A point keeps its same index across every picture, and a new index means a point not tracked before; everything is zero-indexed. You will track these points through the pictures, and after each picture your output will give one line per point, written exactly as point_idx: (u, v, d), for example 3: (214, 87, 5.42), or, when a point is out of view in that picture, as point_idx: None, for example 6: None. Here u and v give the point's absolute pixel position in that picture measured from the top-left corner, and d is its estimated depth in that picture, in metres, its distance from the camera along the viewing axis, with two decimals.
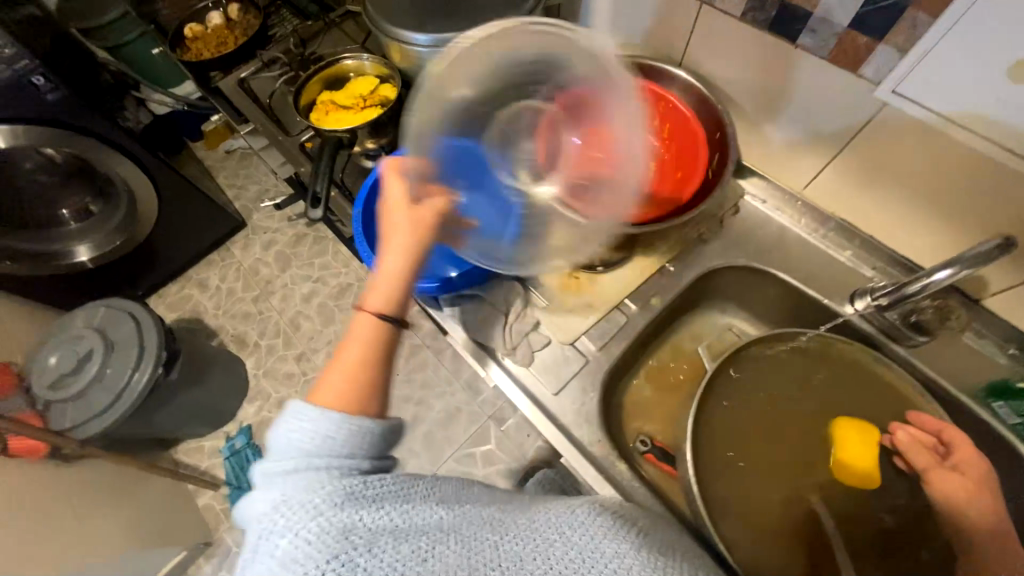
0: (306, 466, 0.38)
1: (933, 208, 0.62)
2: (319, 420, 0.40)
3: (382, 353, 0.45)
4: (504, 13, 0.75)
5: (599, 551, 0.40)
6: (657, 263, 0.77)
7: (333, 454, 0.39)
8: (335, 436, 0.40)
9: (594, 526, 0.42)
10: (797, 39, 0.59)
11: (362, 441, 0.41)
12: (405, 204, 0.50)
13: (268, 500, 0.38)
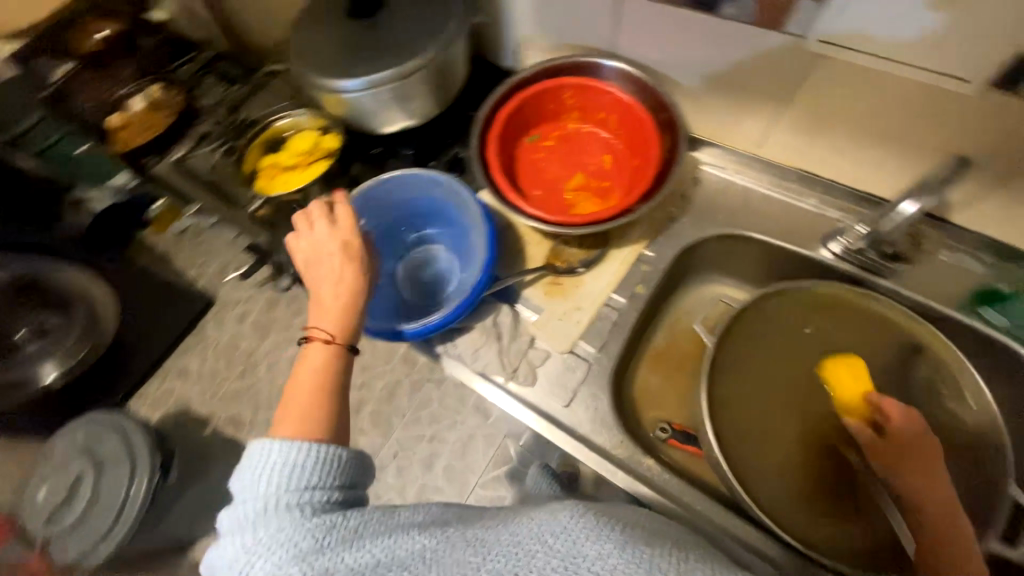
0: (274, 508, 0.42)
1: (884, 141, 0.63)
2: (278, 463, 0.45)
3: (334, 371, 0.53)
4: (429, 41, 0.74)
5: (581, 553, 0.39)
6: (632, 253, 0.78)
7: (301, 489, 0.43)
8: (295, 469, 0.44)
9: (577, 527, 0.41)
10: (720, 11, 0.60)
11: (319, 465, 0.45)
12: (338, 232, 0.59)
13: (240, 542, 0.42)
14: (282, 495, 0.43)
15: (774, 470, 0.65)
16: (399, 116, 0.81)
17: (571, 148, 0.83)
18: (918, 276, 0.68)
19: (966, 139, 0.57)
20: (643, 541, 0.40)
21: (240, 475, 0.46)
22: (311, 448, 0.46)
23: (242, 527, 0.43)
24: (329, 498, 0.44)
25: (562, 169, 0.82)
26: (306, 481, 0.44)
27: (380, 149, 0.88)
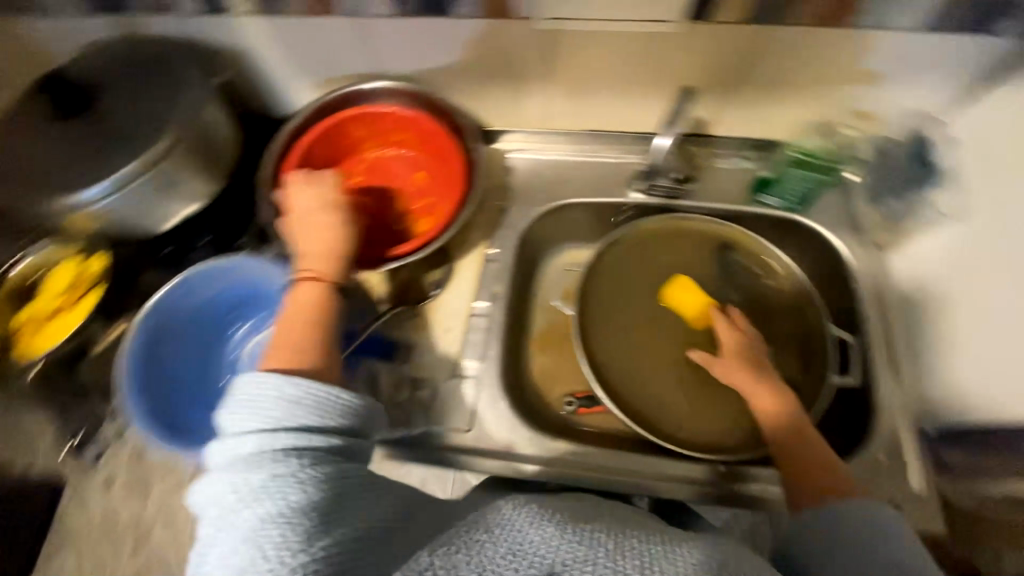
0: (270, 454, 0.44)
1: (637, 89, 0.70)
2: (280, 400, 0.46)
3: (316, 316, 0.56)
4: (174, 118, 0.66)
5: (526, 540, 0.40)
6: (477, 258, 0.79)
7: (297, 433, 0.45)
8: (296, 410, 0.46)
9: (518, 517, 0.42)
10: (452, 11, 0.62)
11: (313, 412, 0.47)
12: (306, 181, 0.65)
13: (232, 478, 0.43)
14: (281, 441, 0.44)
15: (669, 398, 0.72)
16: (173, 206, 0.71)
17: (380, 177, 0.79)
18: (708, 186, 0.78)
19: (689, 68, 0.66)
20: (573, 517, 0.42)
21: (232, 410, 0.47)
22: (308, 391, 0.47)
23: (239, 465, 0.44)
24: (320, 453, 0.45)
25: (379, 200, 0.78)
26: (301, 428, 0.46)
27: (171, 249, 0.75)
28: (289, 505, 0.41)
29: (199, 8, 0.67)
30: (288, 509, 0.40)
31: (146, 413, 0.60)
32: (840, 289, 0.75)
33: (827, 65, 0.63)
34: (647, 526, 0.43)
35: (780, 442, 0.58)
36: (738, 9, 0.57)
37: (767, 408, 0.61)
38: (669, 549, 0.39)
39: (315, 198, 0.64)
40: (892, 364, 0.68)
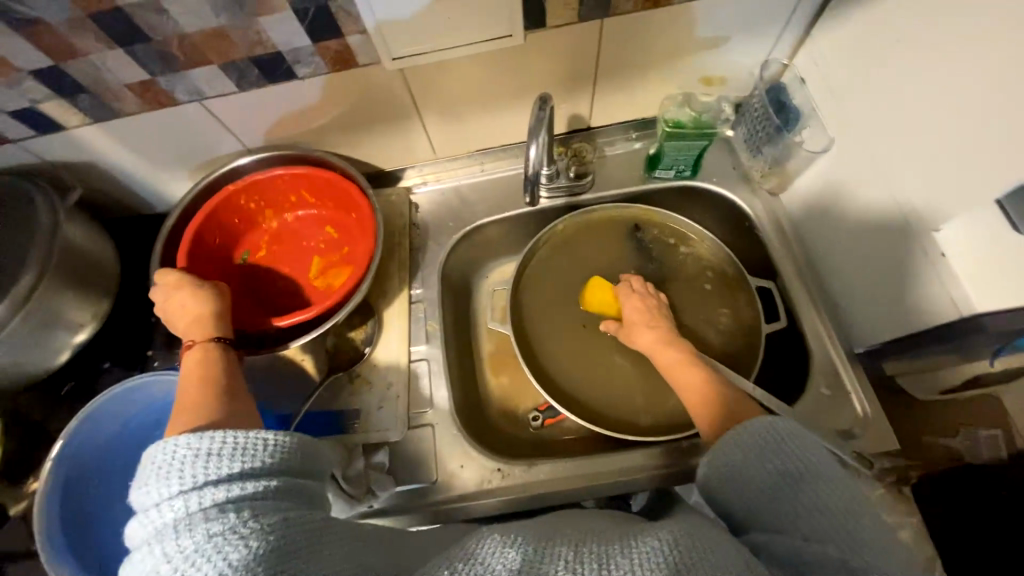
0: (197, 514, 0.38)
1: (508, 102, 0.71)
2: (190, 454, 0.40)
3: (203, 379, 0.52)
4: (30, 252, 0.61)
5: (489, 570, 0.37)
6: (403, 302, 0.75)
7: (230, 481, 0.40)
8: (213, 463, 0.40)
9: (483, 550, 0.39)
10: (296, 74, 0.61)
11: (252, 459, 0.42)
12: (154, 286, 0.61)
13: (160, 551, 0.36)
14: (204, 500, 0.38)
15: (620, 387, 0.72)
16: (61, 339, 0.66)
17: (291, 239, 0.77)
18: (606, 175, 0.80)
19: (549, 72, 0.67)
20: (538, 537, 0.40)
21: (140, 485, 0.40)
22: (226, 441, 0.41)
23: (159, 544, 0.37)
24: (260, 501, 0.40)
25: (296, 262, 0.76)
26: (234, 477, 0.40)
27: (72, 385, 0.71)
28: (229, 564, 0.35)
29: (27, 132, 0.62)
30: (228, 569, 0.34)
31: (84, 567, 0.56)
32: (751, 240, 0.78)
33: (671, 43, 0.65)
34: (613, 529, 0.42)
35: (687, 389, 0.57)
36: (568, 10, 0.58)
37: (670, 361, 0.61)
38: (631, 545, 0.38)
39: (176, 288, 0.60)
40: (811, 298, 0.71)
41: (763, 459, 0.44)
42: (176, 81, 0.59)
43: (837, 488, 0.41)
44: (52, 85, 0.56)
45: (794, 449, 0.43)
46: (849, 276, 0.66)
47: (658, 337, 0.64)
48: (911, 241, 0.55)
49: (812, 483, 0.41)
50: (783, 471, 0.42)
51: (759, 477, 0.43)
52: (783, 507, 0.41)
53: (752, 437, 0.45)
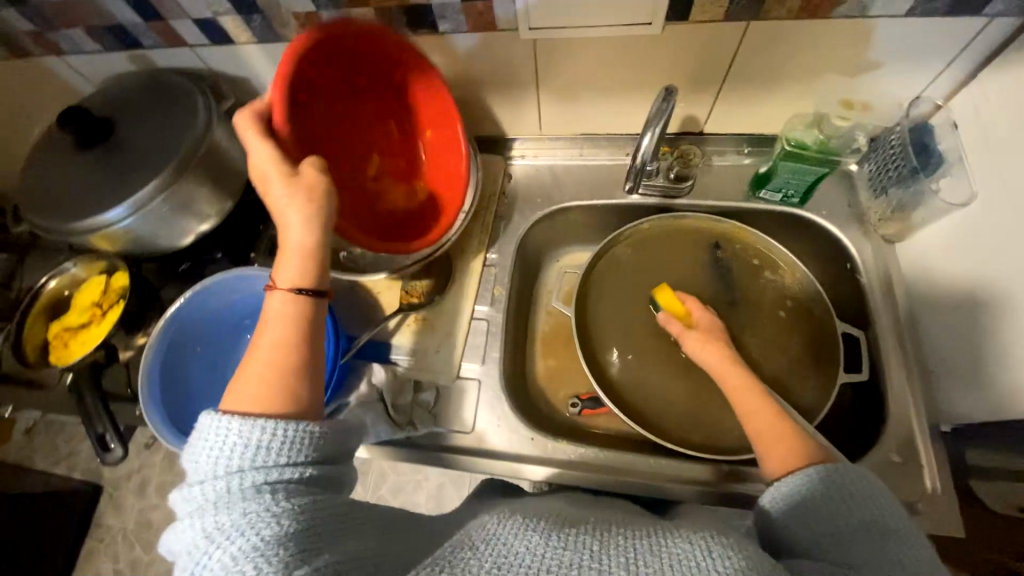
0: (237, 490, 0.40)
1: (626, 91, 0.71)
2: (241, 429, 0.41)
3: (298, 337, 0.47)
4: (184, 144, 0.71)
5: (513, 552, 0.39)
6: (478, 263, 0.78)
7: (268, 465, 0.41)
8: (259, 448, 0.41)
9: (505, 533, 0.41)
10: (438, 28, 0.65)
11: (290, 442, 0.42)
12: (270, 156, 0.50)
13: (201, 526, 0.38)
14: (249, 476, 0.40)
15: (675, 397, 0.72)
16: (189, 224, 0.75)
17: (369, 120, 0.68)
18: (706, 184, 0.78)
19: (676, 69, 0.66)
20: (558, 523, 0.43)
21: (190, 454, 0.42)
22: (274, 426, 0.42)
23: (203, 511, 0.39)
24: (297, 488, 0.41)
25: (362, 152, 0.68)
26: (269, 460, 0.41)
27: (188, 264, 0.81)
28: (262, 538, 0.36)
29: (204, 40, 0.71)
30: (261, 543, 0.36)
31: (168, 418, 0.63)
32: (848, 284, 0.73)
33: (815, 60, 0.62)
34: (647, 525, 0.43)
35: (750, 412, 0.52)
36: (715, 7, 0.57)
37: (733, 381, 0.56)
38: (663, 542, 0.39)
39: (305, 201, 0.49)
40: (901, 359, 0.66)
41: (844, 502, 0.42)
42: (335, 17, 0.64)
43: (909, 548, 0.39)
44: (235, 3, 0.64)
45: (882, 505, 0.41)
46: (961, 344, 0.61)
47: (728, 356, 0.59)
48: None
49: (894, 541, 0.40)
50: (864, 522, 0.41)
51: (835, 520, 0.41)
52: (845, 543, 0.40)
53: (842, 485, 0.42)
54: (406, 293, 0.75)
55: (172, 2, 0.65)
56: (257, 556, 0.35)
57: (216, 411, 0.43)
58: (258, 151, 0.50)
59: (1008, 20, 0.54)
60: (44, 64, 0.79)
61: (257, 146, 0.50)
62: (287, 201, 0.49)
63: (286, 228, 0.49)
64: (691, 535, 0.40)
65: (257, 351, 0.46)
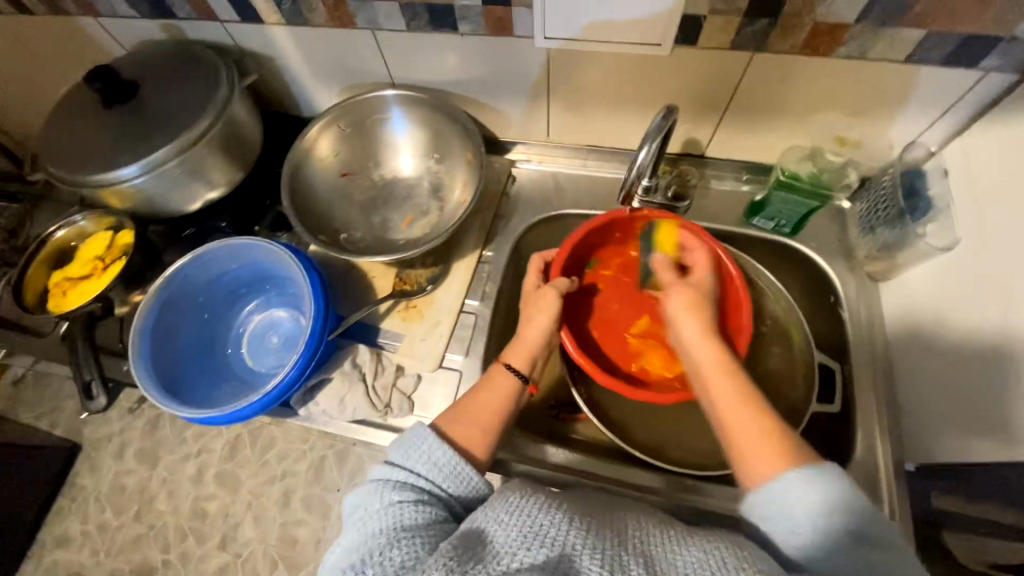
0: (409, 486, 0.51)
1: (633, 108, 0.74)
2: (437, 449, 0.52)
3: (503, 407, 0.60)
4: (203, 112, 0.73)
5: (539, 522, 0.43)
6: (473, 258, 0.80)
7: (440, 483, 0.51)
8: (438, 472, 0.52)
9: (528, 504, 0.45)
10: (457, 28, 0.67)
11: (460, 478, 0.52)
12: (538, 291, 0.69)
13: (380, 493, 0.50)
14: (422, 482, 0.51)
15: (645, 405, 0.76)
16: (199, 190, 0.78)
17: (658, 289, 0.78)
18: (703, 205, 0.80)
19: (681, 91, 0.69)
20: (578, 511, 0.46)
21: (402, 445, 0.54)
22: (457, 463, 0.52)
23: (384, 487, 0.51)
24: (442, 511, 0.49)
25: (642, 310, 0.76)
26: (440, 481, 0.52)
27: (191, 231, 0.83)
28: (413, 519, 0.47)
29: (234, 17, 0.74)
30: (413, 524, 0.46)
31: (155, 373, 0.63)
32: (831, 316, 0.75)
33: (816, 96, 0.64)
34: (655, 523, 0.46)
35: (723, 402, 0.51)
36: (722, 36, 0.59)
37: (710, 361, 0.55)
38: (674, 549, 0.42)
39: (540, 306, 0.67)
40: (874, 394, 0.67)
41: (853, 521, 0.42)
42: (361, 7, 0.67)
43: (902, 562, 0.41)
44: None
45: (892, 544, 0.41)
46: (934, 385, 0.61)
47: (707, 335, 0.57)
48: (1013, 366, 0.51)
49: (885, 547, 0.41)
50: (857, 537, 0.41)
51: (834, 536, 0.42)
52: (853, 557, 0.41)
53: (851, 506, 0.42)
54: (402, 279, 0.78)
55: None
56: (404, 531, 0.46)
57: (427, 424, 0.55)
58: (536, 268, 0.73)
59: (1001, 76, 0.56)
60: (78, 25, 0.82)
61: (531, 274, 0.73)
62: (536, 305, 0.68)
63: (528, 330, 0.67)
64: (702, 542, 0.43)
65: (474, 399, 0.60)
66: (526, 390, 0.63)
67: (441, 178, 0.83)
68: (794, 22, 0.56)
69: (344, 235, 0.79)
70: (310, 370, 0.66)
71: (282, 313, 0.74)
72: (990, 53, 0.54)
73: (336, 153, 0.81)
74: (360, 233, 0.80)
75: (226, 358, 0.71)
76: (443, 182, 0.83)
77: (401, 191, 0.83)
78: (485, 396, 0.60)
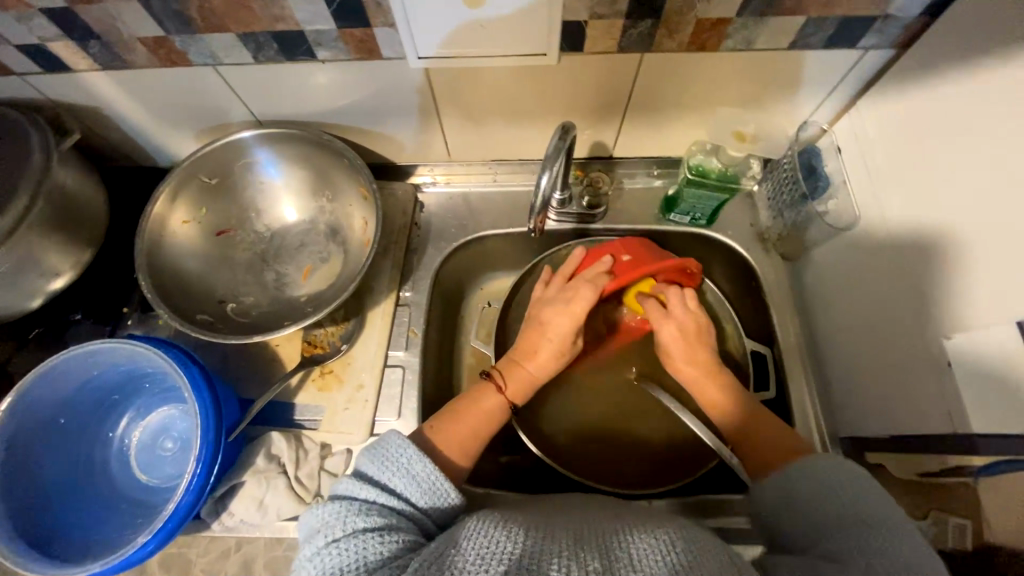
0: (378, 508, 0.46)
1: (533, 119, 0.68)
2: (418, 463, 0.49)
3: (487, 434, 0.58)
4: (15, 190, 0.59)
5: (498, 546, 0.42)
6: (389, 303, 0.72)
7: (408, 499, 0.48)
8: (415, 484, 0.48)
9: (498, 531, 0.43)
10: (317, 55, 0.58)
11: (433, 490, 0.49)
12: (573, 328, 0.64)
13: (343, 519, 0.45)
14: (386, 501, 0.47)
15: (588, 422, 0.74)
16: (36, 284, 0.64)
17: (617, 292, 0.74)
18: (620, 207, 0.77)
19: (577, 96, 0.64)
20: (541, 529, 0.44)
21: (373, 456, 0.50)
22: (437, 478, 0.49)
23: (347, 511, 0.45)
24: (408, 527, 0.45)
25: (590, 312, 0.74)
26: (405, 496, 0.48)
27: (40, 330, 0.70)
28: (383, 547, 0.42)
29: (32, 67, 0.60)
30: (382, 555, 0.42)
31: (16, 529, 0.53)
32: (756, 299, 0.75)
33: (710, 86, 0.62)
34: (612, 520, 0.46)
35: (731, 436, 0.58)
36: (608, 39, 0.55)
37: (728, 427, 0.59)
38: (629, 538, 0.43)
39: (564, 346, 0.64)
40: (805, 373, 0.69)
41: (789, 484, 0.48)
42: (191, 42, 0.56)
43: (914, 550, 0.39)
44: (61, 26, 0.54)
45: (865, 507, 0.43)
46: (856, 362, 0.63)
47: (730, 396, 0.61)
48: (924, 341, 0.53)
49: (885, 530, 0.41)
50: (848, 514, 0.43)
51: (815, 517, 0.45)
52: (826, 555, 0.41)
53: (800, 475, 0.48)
54: (311, 343, 0.70)
55: None
56: (380, 563, 0.41)
57: (402, 432, 0.51)
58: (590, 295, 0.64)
59: (879, 52, 0.57)
60: None
61: (585, 296, 0.64)
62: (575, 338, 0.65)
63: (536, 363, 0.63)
64: (654, 531, 0.44)
65: (462, 428, 0.56)
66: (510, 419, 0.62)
67: (336, 218, 0.73)
68: (677, 19, 0.52)
69: (232, 306, 0.69)
70: (214, 479, 0.57)
71: (173, 412, 0.65)
72: (867, 33, 0.54)
73: (201, 212, 0.70)
74: (251, 298, 0.70)
75: (110, 481, 0.62)
76: (339, 223, 0.73)
77: (292, 241, 0.73)
78: (486, 422, 0.58)
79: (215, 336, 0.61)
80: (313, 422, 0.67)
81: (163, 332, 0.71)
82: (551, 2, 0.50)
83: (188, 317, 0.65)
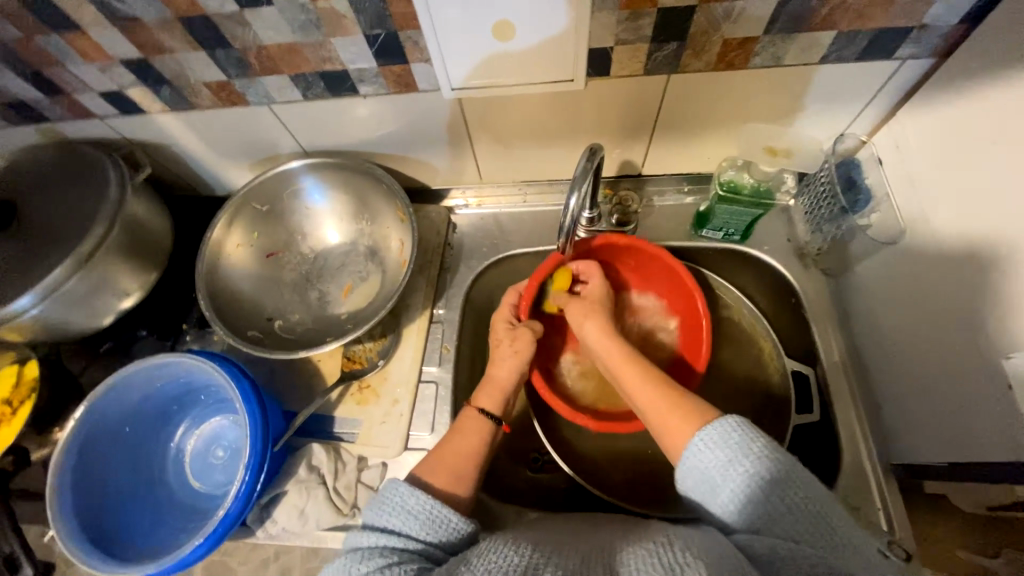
0: (380, 550, 0.46)
1: (562, 141, 0.70)
2: (411, 496, 0.49)
3: (478, 450, 0.57)
4: (95, 218, 0.66)
5: (509, 561, 0.42)
6: (423, 320, 0.75)
7: (414, 537, 0.48)
8: (413, 519, 0.48)
9: (501, 549, 0.44)
10: (358, 91, 0.62)
11: (434, 521, 0.48)
12: (509, 335, 0.65)
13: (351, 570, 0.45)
14: (391, 543, 0.47)
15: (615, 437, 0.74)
16: (109, 302, 0.71)
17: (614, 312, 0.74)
18: (649, 225, 0.77)
19: (605, 118, 0.65)
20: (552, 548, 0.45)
21: (372, 509, 0.50)
22: (433, 506, 0.49)
23: (353, 560, 0.46)
24: (418, 560, 0.45)
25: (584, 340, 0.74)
26: (408, 535, 0.48)
27: (111, 344, 0.77)
28: None
29: (113, 111, 0.68)
30: None
31: (85, 530, 0.58)
32: (796, 316, 0.73)
33: (738, 103, 0.62)
34: (617, 537, 0.46)
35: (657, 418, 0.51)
36: (634, 62, 0.57)
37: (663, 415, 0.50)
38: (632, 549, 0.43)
39: (512, 349, 0.64)
40: (850, 395, 0.66)
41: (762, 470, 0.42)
42: (249, 84, 0.61)
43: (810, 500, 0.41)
44: (139, 74, 0.61)
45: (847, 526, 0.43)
46: (904, 379, 0.60)
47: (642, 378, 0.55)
48: (982, 362, 0.49)
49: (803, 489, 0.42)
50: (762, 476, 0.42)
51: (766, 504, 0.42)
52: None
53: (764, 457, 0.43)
54: (349, 359, 0.73)
55: (73, 76, 0.61)
56: None
57: (394, 478, 0.51)
58: (509, 302, 0.69)
59: (918, 62, 0.56)
60: None
61: (506, 306, 0.69)
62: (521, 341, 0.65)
63: (496, 369, 0.64)
64: (653, 535, 0.44)
65: (442, 447, 0.57)
66: (498, 431, 0.60)
67: (374, 240, 0.77)
68: (702, 41, 0.53)
69: (279, 323, 0.73)
70: (259, 489, 0.60)
71: (224, 423, 0.70)
72: (902, 43, 0.53)
73: (252, 236, 0.75)
74: (297, 316, 0.74)
75: (167, 487, 0.67)
76: (377, 244, 0.77)
77: (334, 261, 0.78)
78: (455, 433, 0.58)
79: (262, 351, 0.65)
80: (351, 436, 0.69)
81: (217, 348, 0.77)
82: (578, 31, 0.52)
83: (241, 334, 0.69)
